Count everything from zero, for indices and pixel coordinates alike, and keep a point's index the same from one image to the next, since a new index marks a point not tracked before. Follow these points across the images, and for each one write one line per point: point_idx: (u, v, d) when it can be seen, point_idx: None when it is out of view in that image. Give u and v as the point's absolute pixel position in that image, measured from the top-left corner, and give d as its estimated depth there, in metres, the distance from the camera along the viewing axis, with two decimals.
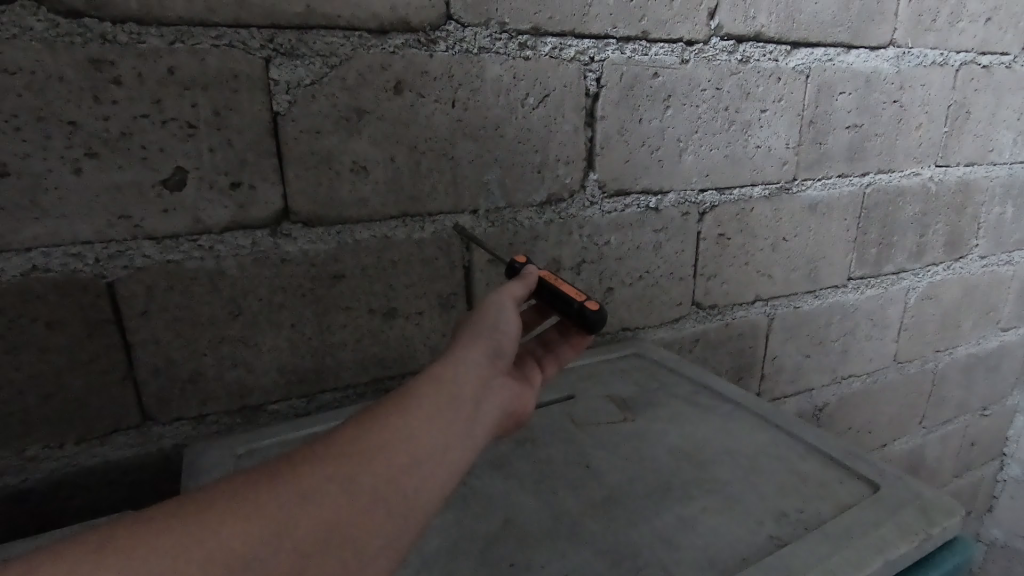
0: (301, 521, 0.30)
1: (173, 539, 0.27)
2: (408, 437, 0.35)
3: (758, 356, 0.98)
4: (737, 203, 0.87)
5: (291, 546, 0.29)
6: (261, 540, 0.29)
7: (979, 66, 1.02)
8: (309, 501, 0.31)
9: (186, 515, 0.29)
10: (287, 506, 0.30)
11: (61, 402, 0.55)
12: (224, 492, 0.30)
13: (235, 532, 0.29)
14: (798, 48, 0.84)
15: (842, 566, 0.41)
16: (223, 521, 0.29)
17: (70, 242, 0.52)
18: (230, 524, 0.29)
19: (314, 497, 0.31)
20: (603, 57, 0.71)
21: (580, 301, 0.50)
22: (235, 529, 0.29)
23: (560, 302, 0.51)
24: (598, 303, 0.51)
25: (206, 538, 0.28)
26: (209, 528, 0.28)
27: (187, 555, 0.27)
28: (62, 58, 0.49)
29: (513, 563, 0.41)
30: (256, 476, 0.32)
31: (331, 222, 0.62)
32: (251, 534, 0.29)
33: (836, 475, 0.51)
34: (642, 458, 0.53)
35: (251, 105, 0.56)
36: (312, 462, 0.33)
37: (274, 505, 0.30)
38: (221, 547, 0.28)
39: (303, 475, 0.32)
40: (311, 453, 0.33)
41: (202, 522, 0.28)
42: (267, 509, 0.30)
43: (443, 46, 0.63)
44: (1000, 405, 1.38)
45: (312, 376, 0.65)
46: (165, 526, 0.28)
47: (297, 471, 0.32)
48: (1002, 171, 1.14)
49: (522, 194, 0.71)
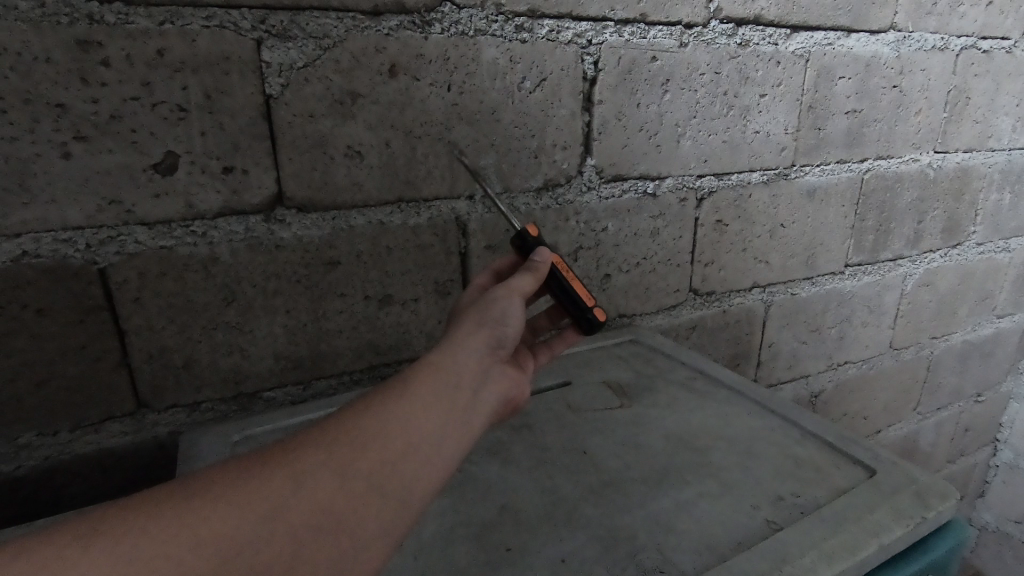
0: (293, 509, 0.30)
1: (163, 527, 0.27)
2: (404, 430, 0.34)
3: (755, 342, 0.98)
4: (735, 188, 0.86)
5: (283, 534, 0.29)
6: (254, 527, 0.29)
7: (980, 51, 1.01)
8: (302, 489, 0.31)
9: (178, 499, 0.28)
10: (279, 495, 0.30)
11: (54, 389, 0.55)
12: (216, 478, 0.30)
13: (227, 519, 0.28)
14: (798, 31, 0.83)
15: (838, 549, 0.41)
16: (215, 506, 0.29)
17: (60, 227, 0.52)
18: (221, 511, 0.28)
19: (306, 486, 0.31)
20: (601, 40, 0.70)
21: (590, 307, 0.52)
22: (225, 517, 0.28)
23: (571, 301, 0.52)
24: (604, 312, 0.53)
25: (196, 525, 0.28)
26: (202, 513, 0.28)
27: (178, 541, 0.27)
28: (48, 38, 0.48)
29: (509, 548, 0.41)
30: (249, 462, 0.31)
31: (325, 208, 0.61)
32: (243, 521, 0.29)
33: (832, 460, 0.52)
34: (639, 444, 0.53)
35: (243, 89, 0.55)
36: (306, 450, 0.32)
37: (266, 492, 0.30)
38: (211, 536, 0.28)
39: (297, 463, 0.31)
40: (305, 440, 0.33)
41: (193, 508, 0.28)
42: (259, 496, 0.30)
43: (439, 28, 0.61)
44: (993, 392, 1.39)
45: (307, 363, 0.65)
46: (156, 511, 0.28)
47: (291, 459, 0.31)
48: (1001, 157, 1.13)
49: (518, 179, 0.71)
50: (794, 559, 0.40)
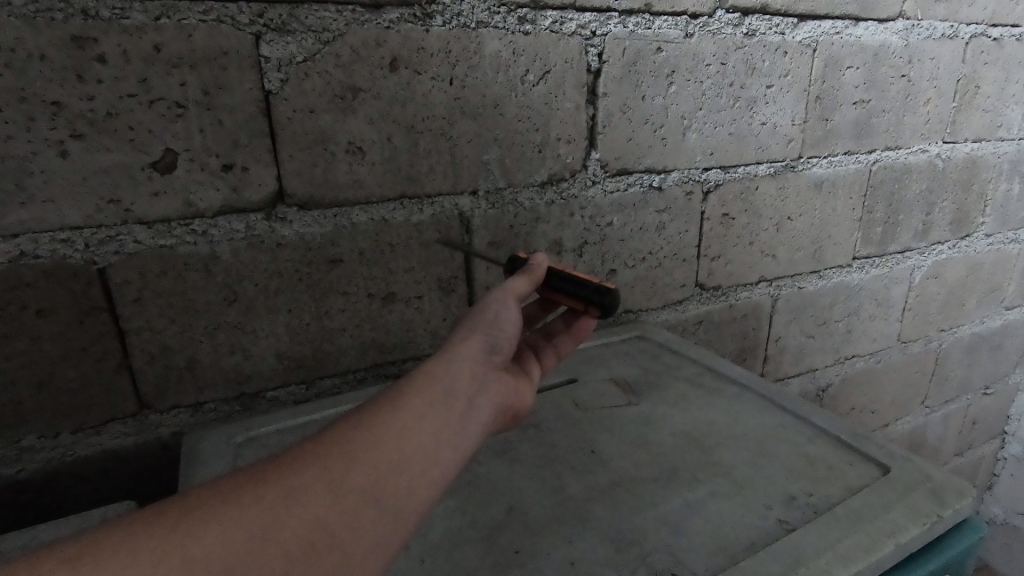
0: (287, 525, 0.29)
1: (151, 548, 0.26)
2: (399, 440, 0.33)
3: (761, 337, 0.97)
4: (742, 181, 0.85)
5: (276, 551, 0.28)
6: (246, 544, 0.28)
7: (990, 38, 0.99)
8: (296, 504, 0.30)
9: (170, 517, 0.28)
10: (271, 511, 0.29)
11: (55, 391, 0.54)
12: (205, 496, 0.29)
13: (219, 535, 0.28)
14: (805, 21, 0.82)
15: (853, 550, 0.40)
16: (207, 524, 0.28)
17: (58, 227, 0.51)
18: (211, 531, 0.27)
19: (300, 501, 0.30)
20: (605, 31, 0.69)
21: (595, 283, 0.50)
22: (215, 537, 0.27)
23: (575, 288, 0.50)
24: (612, 285, 0.50)
25: (190, 545, 0.27)
26: (194, 531, 0.27)
27: (170, 560, 0.26)
28: (42, 34, 0.47)
29: (518, 551, 0.41)
30: (241, 477, 0.30)
31: (327, 205, 0.60)
32: (236, 538, 0.28)
33: (845, 458, 0.51)
34: (647, 443, 0.52)
35: (241, 84, 0.54)
36: (300, 465, 0.31)
37: (260, 507, 0.29)
38: (200, 557, 0.27)
39: (291, 476, 0.31)
40: (298, 454, 0.32)
41: (186, 526, 0.27)
42: (253, 512, 0.29)
43: (441, 20, 0.60)
44: (1002, 384, 1.38)
45: (310, 362, 0.64)
46: (143, 532, 0.27)
47: (282, 473, 0.31)
48: (1010, 147, 1.12)
49: (522, 174, 0.70)
50: (809, 560, 0.39)
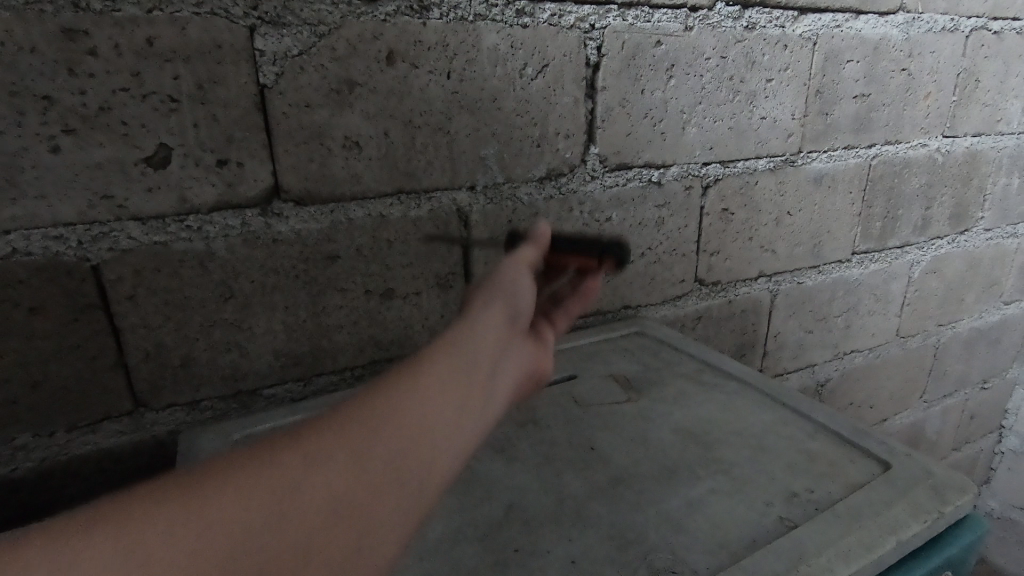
0: (303, 494, 0.29)
1: (165, 517, 0.26)
2: (418, 411, 0.33)
3: (761, 332, 0.96)
4: (741, 175, 0.84)
5: (294, 520, 0.28)
6: (264, 512, 0.28)
7: (990, 32, 0.99)
8: (314, 474, 0.29)
9: (186, 486, 0.27)
10: (288, 482, 0.29)
11: (49, 390, 0.54)
12: (222, 462, 0.29)
13: (235, 504, 0.27)
14: (806, 14, 0.81)
15: (856, 547, 0.40)
16: (224, 493, 0.27)
17: (51, 224, 0.50)
18: (228, 499, 0.27)
19: (318, 471, 0.29)
20: (604, 24, 0.68)
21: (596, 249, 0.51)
22: (234, 505, 0.27)
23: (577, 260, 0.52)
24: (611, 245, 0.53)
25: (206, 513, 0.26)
26: (209, 500, 0.27)
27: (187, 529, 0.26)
28: (32, 27, 0.46)
29: (518, 549, 0.40)
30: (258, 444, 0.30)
31: (323, 200, 0.60)
32: (253, 506, 0.27)
33: (846, 454, 0.50)
34: (647, 439, 0.52)
35: (235, 78, 0.53)
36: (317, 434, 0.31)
37: (277, 476, 0.29)
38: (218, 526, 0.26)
39: (308, 445, 0.30)
40: (316, 421, 0.31)
41: (201, 495, 0.27)
42: (272, 480, 0.28)
43: (438, 13, 0.60)
44: (1000, 378, 1.38)
45: (308, 359, 0.64)
46: (155, 501, 0.26)
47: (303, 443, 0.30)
48: (1010, 141, 1.11)
49: (520, 169, 0.69)
50: (810, 558, 0.39)
